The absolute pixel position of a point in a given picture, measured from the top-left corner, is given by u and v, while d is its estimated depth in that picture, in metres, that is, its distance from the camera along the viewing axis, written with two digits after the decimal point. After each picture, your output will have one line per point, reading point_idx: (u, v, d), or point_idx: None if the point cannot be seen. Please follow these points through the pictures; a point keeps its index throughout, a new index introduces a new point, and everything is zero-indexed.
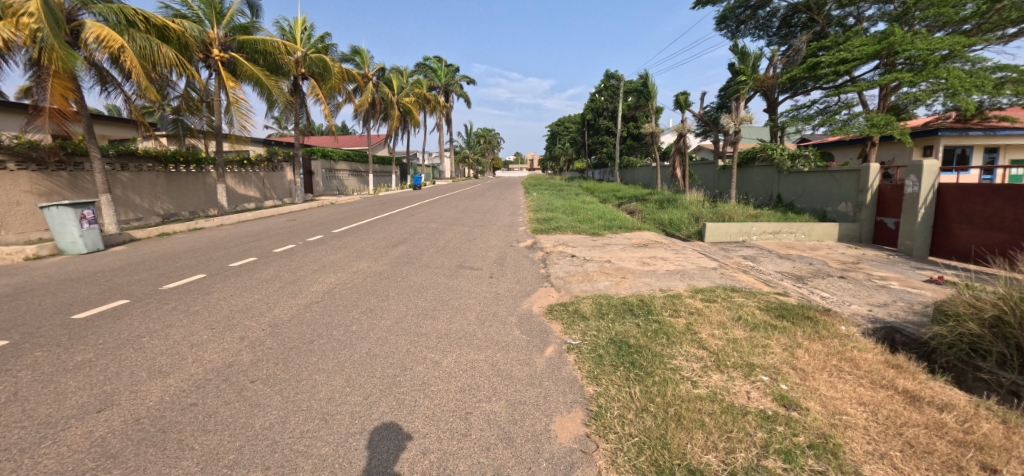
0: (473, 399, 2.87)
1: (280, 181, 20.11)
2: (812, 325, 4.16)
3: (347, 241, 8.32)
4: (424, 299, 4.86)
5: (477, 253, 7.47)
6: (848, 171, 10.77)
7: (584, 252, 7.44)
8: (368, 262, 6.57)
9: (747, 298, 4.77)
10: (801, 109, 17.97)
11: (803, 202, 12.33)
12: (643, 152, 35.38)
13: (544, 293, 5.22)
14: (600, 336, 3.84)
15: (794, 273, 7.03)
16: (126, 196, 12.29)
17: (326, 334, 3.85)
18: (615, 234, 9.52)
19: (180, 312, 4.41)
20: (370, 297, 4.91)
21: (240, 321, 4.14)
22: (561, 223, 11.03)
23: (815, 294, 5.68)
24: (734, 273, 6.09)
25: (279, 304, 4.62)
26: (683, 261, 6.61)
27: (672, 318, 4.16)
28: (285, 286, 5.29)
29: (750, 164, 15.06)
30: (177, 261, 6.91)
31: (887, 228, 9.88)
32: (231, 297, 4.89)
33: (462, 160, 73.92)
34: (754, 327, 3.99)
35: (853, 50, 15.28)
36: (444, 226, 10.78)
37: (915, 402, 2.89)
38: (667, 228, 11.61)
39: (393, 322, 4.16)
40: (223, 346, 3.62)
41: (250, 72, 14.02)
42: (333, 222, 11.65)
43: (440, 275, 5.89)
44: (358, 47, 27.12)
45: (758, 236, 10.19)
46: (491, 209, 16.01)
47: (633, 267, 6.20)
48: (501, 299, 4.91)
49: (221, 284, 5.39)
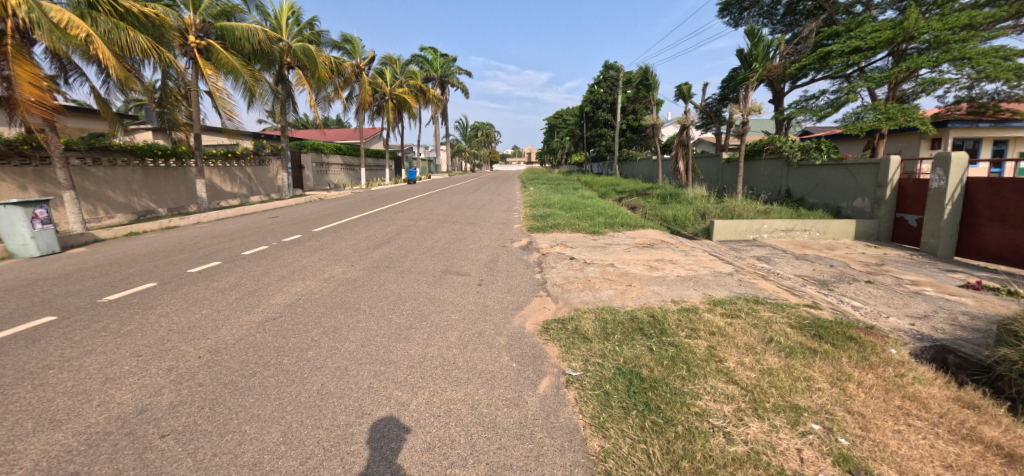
0: (444, 462, 2.20)
1: (268, 175, 19.36)
2: (857, 348, 3.49)
3: (326, 242, 7.63)
4: (399, 314, 4.17)
5: (466, 255, 6.79)
6: (866, 165, 10.10)
7: (584, 253, 6.77)
8: (343, 267, 5.89)
9: (775, 313, 4.08)
10: (808, 100, 17.22)
11: (815, 197, 11.65)
12: (643, 145, 34.58)
13: (539, 304, 4.55)
14: (605, 366, 3.15)
15: (816, 277, 6.38)
16: (99, 192, 11.56)
17: (273, 363, 3.17)
18: (617, 232, 8.84)
19: (109, 333, 3.72)
20: (338, 310, 4.24)
21: (175, 346, 3.46)
22: (559, 220, 10.32)
23: (845, 304, 5.03)
24: (752, 278, 5.42)
25: (228, 322, 3.94)
26: (694, 264, 5.95)
27: (690, 340, 3.48)
28: (243, 297, 4.62)
29: (756, 157, 14.30)
30: (132, 265, 6.21)
31: (907, 225, 9.28)
32: (175, 312, 4.19)
33: (458, 153, 73.27)
34: (789, 352, 3.33)
35: (866, 38, 14.40)
36: (434, 223, 10.10)
37: (1016, 464, 2.25)
38: (671, 224, 10.94)
39: (359, 345, 3.49)
40: (144, 382, 2.94)
41: (227, 60, 13.18)
42: (314, 220, 10.88)
43: (422, 283, 5.21)
44: (350, 35, 26.15)
45: (770, 234, 9.54)
46: (485, 205, 15.29)
47: (639, 273, 5.52)
48: (489, 313, 4.24)
49: (169, 296, 4.69)
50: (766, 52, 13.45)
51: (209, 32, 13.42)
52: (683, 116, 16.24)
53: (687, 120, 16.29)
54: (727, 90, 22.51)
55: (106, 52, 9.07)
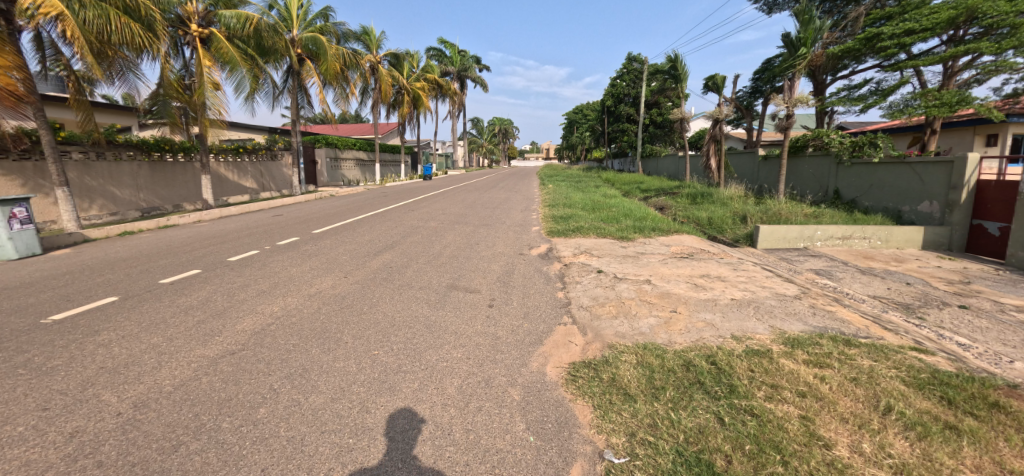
0: None
1: (281, 171, 18.93)
2: (1013, 424, 2.46)
3: (322, 247, 6.88)
4: (388, 349, 3.33)
5: (477, 265, 5.91)
6: (935, 162, 8.79)
7: (614, 265, 5.82)
8: (334, 280, 5.09)
9: (878, 363, 3.09)
10: (852, 90, 15.78)
11: (870, 199, 10.36)
12: (667, 141, 33.09)
13: (562, 338, 3.63)
14: (660, 449, 2.22)
15: (895, 300, 5.29)
16: (102, 188, 11.19)
17: (208, 429, 2.37)
18: (647, 237, 7.87)
19: (24, 372, 2.97)
20: (315, 341, 3.43)
21: (95, 395, 2.71)
22: (582, 222, 9.37)
23: (952, 344, 3.93)
24: (827, 304, 4.35)
25: (173, 359, 3.16)
26: (748, 283, 4.94)
27: (774, 406, 2.52)
28: (206, 321, 3.85)
29: (799, 154, 12.95)
30: (105, 272, 5.54)
31: (988, 234, 8.02)
32: (120, 341, 3.45)
33: (475, 149, 72.57)
34: (923, 433, 2.33)
35: (922, 19, 12.95)
36: (445, 225, 9.30)
37: None
38: (706, 228, 9.88)
39: (325, 401, 2.64)
40: (28, 457, 2.17)
41: (227, 50, 12.44)
42: (318, 220, 10.15)
43: (421, 302, 4.36)
44: (366, 26, 25.48)
45: (823, 242, 8.37)
46: (501, 204, 14.47)
47: (683, 294, 4.55)
48: (499, 351, 3.35)
49: (123, 316, 3.96)
50: (817, 35, 11.96)
51: (213, 21, 12.94)
52: (716, 109, 14.97)
53: (720, 113, 15.04)
54: (762, 82, 20.96)
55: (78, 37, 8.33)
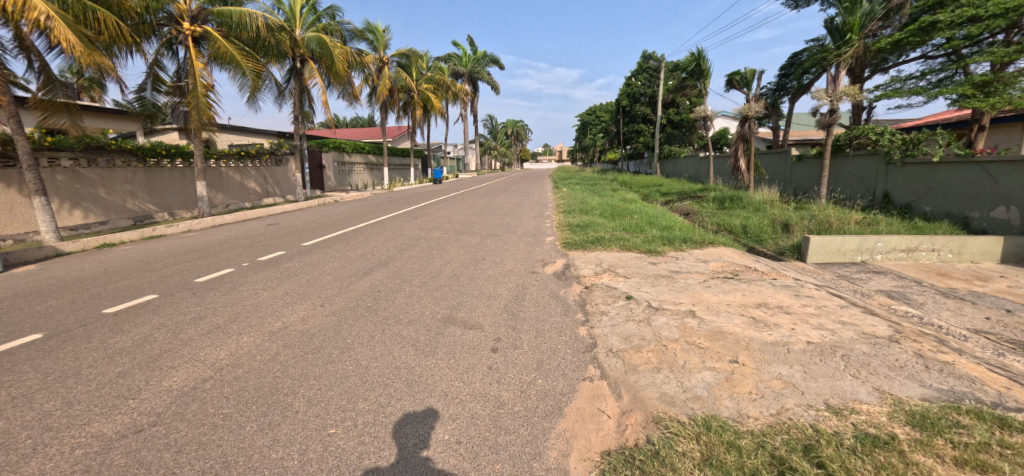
0: None
1: (285, 176, 18.33)
2: None
3: (308, 263, 6.06)
4: (348, 426, 2.42)
5: (480, 288, 4.99)
6: (1013, 162, 7.54)
7: (645, 290, 4.81)
8: (309, 310, 4.22)
9: None
10: (893, 84, 14.42)
11: (929, 203, 9.11)
12: (686, 141, 31.80)
13: (589, 403, 2.68)
14: None
15: (1008, 337, 4.15)
16: (92, 195, 10.62)
17: None
18: (678, 250, 6.86)
19: None
20: (253, 411, 2.54)
21: None
22: (602, 231, 8.39)
23: None
24: (938, 352, 3.27)
25: (56, 440, 2.31)
26: (821, 317, 3.89)
27: None
28: (127, 375, 2.98)
29: (839, 154, 11.74)
30: (50, 297, 4.76)
31: None
32: (6, 406, 2.64)
33: (488, 152, 71.85)
34: None
35: (985, 3, 11.47)
36: (450, 235, 8.42)
37: None
38: (742, 239, 8.81)
39: None
40: None
41: (225, 49, 11.85)
42: (313, 230, 9.32)
43: (408, 345, 3.44)
44: (371, 25, 24.81)
45: (884, 255, 7.23)
46: (512, 209, 13.56)
47: (742, 333, 3.56)
48: (504, 429, 2.42)
49: (30, 365, 3.14)
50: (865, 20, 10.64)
51: (207, 19, 12.27)
52: (746, 106, 13.80)
53: (750, 110, 13.86)
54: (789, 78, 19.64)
55: (70, 37, 7.71)
